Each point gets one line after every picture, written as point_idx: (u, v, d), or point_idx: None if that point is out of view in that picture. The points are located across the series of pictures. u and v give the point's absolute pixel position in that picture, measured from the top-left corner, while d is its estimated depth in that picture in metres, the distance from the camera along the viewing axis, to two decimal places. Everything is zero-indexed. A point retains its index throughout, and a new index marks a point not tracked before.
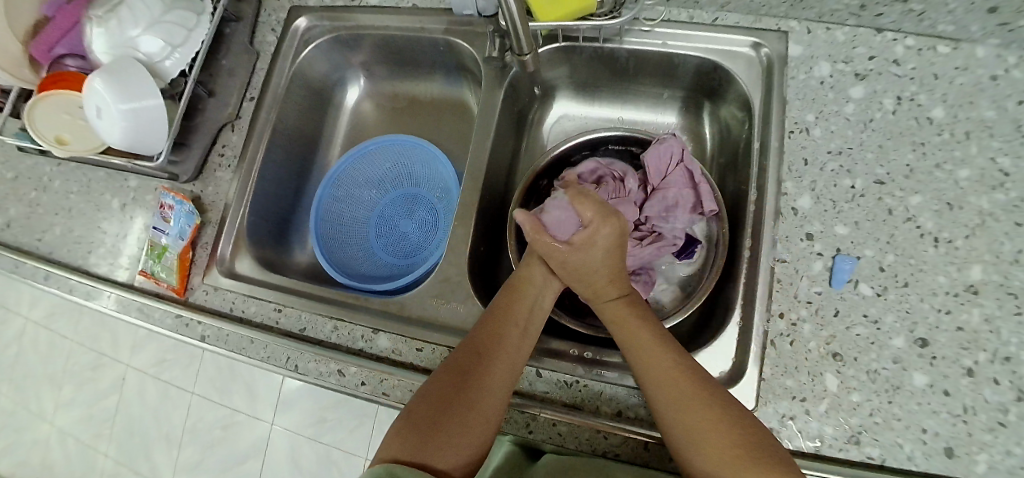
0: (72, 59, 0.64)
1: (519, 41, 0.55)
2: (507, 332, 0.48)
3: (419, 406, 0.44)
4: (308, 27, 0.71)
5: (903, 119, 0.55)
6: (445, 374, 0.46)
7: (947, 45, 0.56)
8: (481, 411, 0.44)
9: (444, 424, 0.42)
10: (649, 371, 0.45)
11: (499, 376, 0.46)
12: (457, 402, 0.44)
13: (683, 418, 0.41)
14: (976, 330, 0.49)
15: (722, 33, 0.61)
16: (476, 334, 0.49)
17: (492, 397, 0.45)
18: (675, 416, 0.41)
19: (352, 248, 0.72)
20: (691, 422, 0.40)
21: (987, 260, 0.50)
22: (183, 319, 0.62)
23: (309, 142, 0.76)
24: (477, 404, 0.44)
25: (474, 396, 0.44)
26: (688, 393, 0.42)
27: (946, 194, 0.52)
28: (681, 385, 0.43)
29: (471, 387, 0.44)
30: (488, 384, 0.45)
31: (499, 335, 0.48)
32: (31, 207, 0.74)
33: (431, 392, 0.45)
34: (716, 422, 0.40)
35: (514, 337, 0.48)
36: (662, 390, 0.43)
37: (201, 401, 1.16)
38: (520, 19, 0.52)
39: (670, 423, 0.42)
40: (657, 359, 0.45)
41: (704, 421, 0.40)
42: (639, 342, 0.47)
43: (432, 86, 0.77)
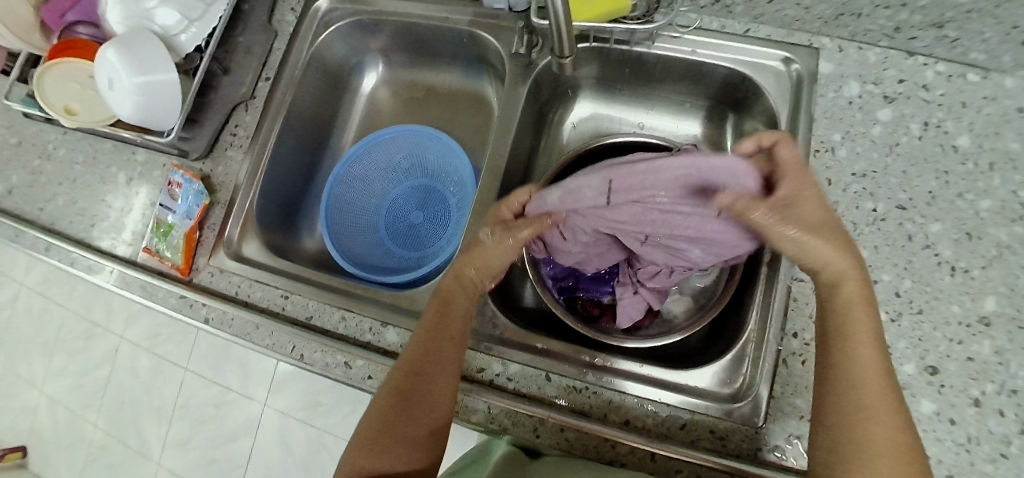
0: (84, 27, 0.63)
1: (562, 41, 0.52)
2: (440, 345, 0.46)
3: (366, 427, 0.45)
4: (328, 9, 0.69)
5: (929, 146, 0.55)
6: (385, 393, 0.45)
7: (978, 73, 0.56)
8: (425, 424, 0.44)
9: (389, 445, 0.43)
10: (870, 407, 0.36)
11: (440, 389, 0.45)
12: (401, 421, 0.44)
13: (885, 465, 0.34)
14: (985, 361, 0.49)
15: (752, 45, 0.60)
16: (411, 349, 0.47)
17: (436, 410, 0.45)
18: (868, 450, 0.35)
19: (361, 238, 0.71)
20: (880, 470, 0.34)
21: (1002, 292, 0.50)
22: (187, 300, 0.61)
23: (322, 126, 0.75)
24: (418, 419, 0.44)
25: (416, 414, 0.44)
26: (899, 433, 0.35)
27: (966, 224, 0.52)
28: (896, 427, 0.35)
29: (411, 405, 0.44)
30: (428, 401, 0.45)
31: (432, 352, 0.46)
32: (34, 175, 0.72)
33: (375, 412, 0.45)
34: (903, 456, 0.35)
35: (449, 352, 0.46)
36: (869, 421, 0.36)
37: (195, 377, 1.15)
38: (565, 16, 0.49)
39: (855, 463, 0.35)
40: (879, 394, 0.36)
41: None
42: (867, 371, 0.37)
43: (450, 78, 0.76)
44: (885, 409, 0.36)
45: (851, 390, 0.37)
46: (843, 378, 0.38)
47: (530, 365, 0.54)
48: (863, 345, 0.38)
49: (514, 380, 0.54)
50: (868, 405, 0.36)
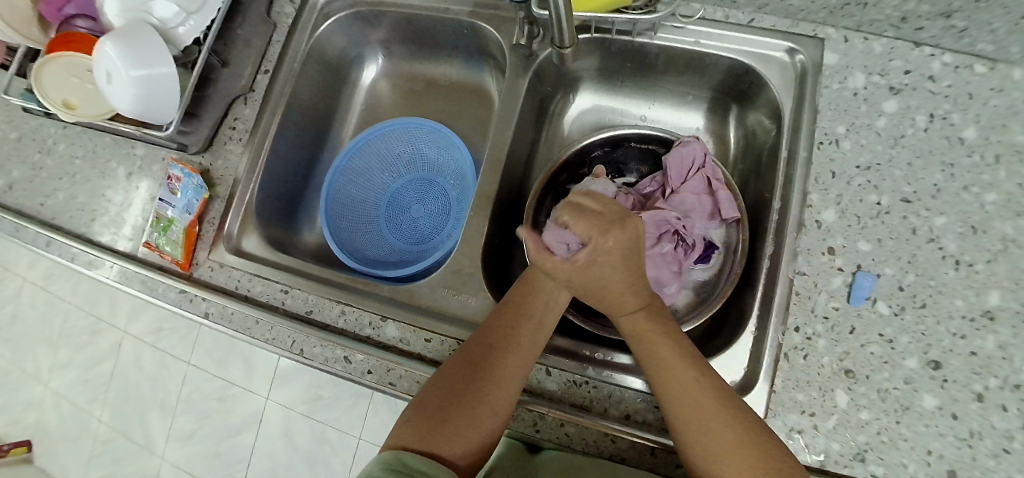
0: (82, 20, 0.62)
1: (562, 31, 0.52)
2: (522, 326, 0.47)
3: (427, 397, 0.44)
4: (327, 0, 0.68)
5: (935, 138, 0.54)
6: (455, 366, 0.45)
7: (985, 64, 0.55)
8: (490, 403, 0.43)
9: (451, 414, 0.42)
10: (681, 400, 0.42)
11: (513, 368, 0.45)
12: (466, 393, 0.43)
13: (718, 440, 0.40)
14: (989, 356, 0.48)
15: (756, 35, 0.59)
16: (488, 328, 0.47)
17: (503, 389, 0.44)
18: (698, 427, 0.41)
19: (361, 232, 0.70)
20: (710, 438, 0.40)
21: (1006, 286, 0.50)
22: (188, 294, 0.61)
23: (322, 119, 0.74)
24: (486, 395, 0.43)
25: (487, 390, 0.43)
26: (713, 408, 0.41)
27: (971, 217, 0.52)
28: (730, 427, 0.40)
29: (486, 378, 0.43)
30: (500, 379, 0.44)
31: (515, 331, 0.46)
32: (34, 169, 0.72)
33: (440, 382, 0.44)
34: (746, 449, 0.39)
35: (529, 335, 0.47)
36: (684, 414, 0.42)
37: (198, 371, 1.16)
38: (564, 9, 0.48)
39: (697, 447, 0.41)
40: (690, 390, 0.42)
41: (732, 446, 0.39)
42: (672, 370, 0.44)
43: (451, 69, 0.75)
44: (702, 398, 0.41)
45: (675, 387, 0.43)
46: (663, 378, 0.44)
47: None
48: (678, 364, 0.44)
49: None
50: (688, 405, 0.42)
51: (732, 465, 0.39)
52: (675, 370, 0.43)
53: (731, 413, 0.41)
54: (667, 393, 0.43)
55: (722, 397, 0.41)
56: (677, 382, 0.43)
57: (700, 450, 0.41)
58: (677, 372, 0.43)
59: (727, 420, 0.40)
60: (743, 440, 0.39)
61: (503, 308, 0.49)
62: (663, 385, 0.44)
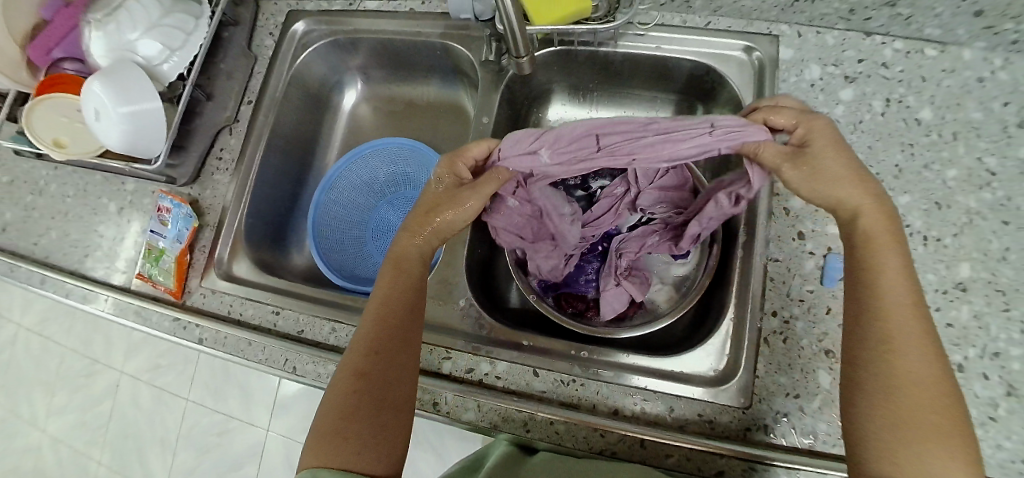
0: (70, 63, 0.64)
1: (516, 44, 0.55)
2: (394, 318, 0.48)
3: (327, 419, 0.43)
4: (305, 32, 0.71)
5: (892, 121, 0.56)
6: (345, 377, 0.45)
7: (935, 48, 0.58)
8: (388, 405, 0.44)
9: (354, 430, 0.42)
10: (909, 359, 0.36)
11: (399, 360, 0.46)
12: (363, 403, 0.44)
13: (913, 386, 0.35)
14: (965, 327, 0.50)
15: (713, 37, 0.62)
16: (365, 330, 0.48)
17: (393, 386, 0.45)
18: (893, 359, 0.36)
19: (348, 251, 0.72)
20: (908, 400, 0.35)
21: (975, 258, 0.52)
22: (182, 321, 0.62)
23: (306, 145, 0.77)
24: (383, 397, 0.44)
25: (378, 392, 0.44)
26: (932, 380, 0.35)
27: (935, 194, 0.54)
28: (924, 365, 0.36)
29: (373, 382, 0.45)
30: (390, 376, 0.46)
31: (385, 324, 0.48)
32: (27, 210, 0.74)
33: (333, 399, 0.44)
34: (938, 397, 0.35)
35: (399, 322, 0.48)
36: (899, 370, 0.36)
37: (197, 407, 1.15)
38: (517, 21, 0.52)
39: (879, 396, 0.36)
40: (914, 367, 0.36)
41: (931, 417, 0.34)
42: (896, 332, 0.37)
43: (428, 90, 0.78)
44: (928, 355, 0.36)
45: (898, 356, 0.36)
46: (875, 301, 0.38)
47: (518, 363, 0.54)
48: (906, 308, 0.38)
49: (503, 378, 0.54)
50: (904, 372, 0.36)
51: (911, 427, 0.34)
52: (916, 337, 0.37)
53: (947, 391, 0.35)
54: (887, 334, 0.37)
55: (936, 356, 0.36)
56: (901, 349, 0.36)
57: (873, 378, 0.37)
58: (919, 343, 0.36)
59: (934, 397, 0.35)
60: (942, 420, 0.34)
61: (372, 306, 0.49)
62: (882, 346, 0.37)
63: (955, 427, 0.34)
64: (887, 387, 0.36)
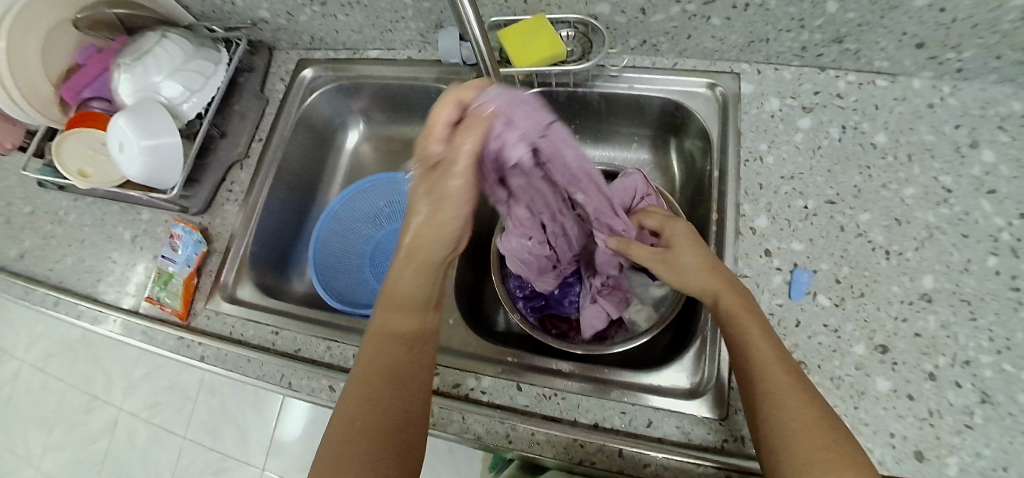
0: (97, 102, 0.72)
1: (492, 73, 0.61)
2: (404, 336, 0.45)
3: (327, 448, 0.41)
4: (313, 78, 0.79)
5: (849, 145, 0.61)
6: (345, 407, 0.43)
7: (886, 79, 0.63)
8: (400, 430, 0.43)
9: (363, 456, 0.40)
10: (779, 403, 0.42)
11: (411, 382, 0.44)
12: (369, 433, 0.41)
13: (793, 421, 0.41)
14: (933, 336, 0.52)
15: (680, 76, 0.68)
16: (371, 352, 0.45)
17: (407, 409, 0.44)
18: (761, 401, 0.43)
19: (346, 277, 0.76)
20: (800, 438, 0.40)
21: (938, 270, 0.54)
22: (184, 340, 0.65)
23: (310, 179, 0.82)
24: (395, 425, 0.42)
25: (392, 416, 0.42)
26: (808, 411, 0.41)
27: (894, 211, 0.57)
28: (801, 404, 0.41)
29: (384, 407, 0.43)
30: (400, 400, 0.43)
31: (390, 346, 0.45)
32: (46, 239, 0.78)
33: (334, 432, 0.42)
34: (818, 429, 0.40)
35: (404, 342, 0.45)
36: (781, 411, 0.41)
37: (192, 444, 1.15)
38: (490, 59, 0.59)
39: (779, 441, 0.40)
40: (790, 402, 0.41)
41: (818, 445, 0.39)
42: (772, 378, 0.43)
43: (424, 129, 0.84)
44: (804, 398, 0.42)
45: (778, 400, 0.42)
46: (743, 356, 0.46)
47: (502, 378, 0.56)
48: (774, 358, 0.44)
49: (488, 393, 0.56)
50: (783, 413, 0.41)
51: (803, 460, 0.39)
52: (783, 381, 0.43)
53: (828, 424, 0.40)
54: (761, 384, 0.43)
55: (812, 398, 0.42)
56: (775, 391, 0.42)
57: (765, 424, 0.42)
58: (787, 386, 0.42)
59: (813, 430, 0.40)
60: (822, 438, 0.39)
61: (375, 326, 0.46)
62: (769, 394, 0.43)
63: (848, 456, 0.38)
64: (771, 423, 0.42)
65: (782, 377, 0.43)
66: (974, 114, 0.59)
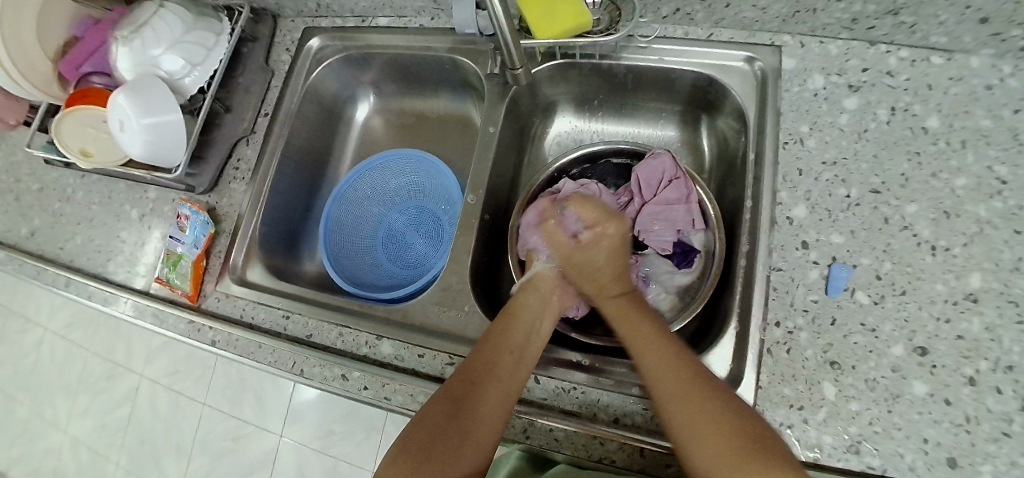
0: (98, 77, 0.67)
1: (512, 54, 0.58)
2: (505, 358, 0.50)
3: (414, 432, 0.46)
4: (320, 47, 0.74)
5: (898, 129, 0.56)
6: (438, 401, 0.48)
7: (941, 56, 0.58)
8: (472, 440, 0.46)
9: (438, 449, 0.45)
10: (671, 403, 0.45)
11: (496, 400, 0.48)
12: (450, 430, 0.46)
13: (695, 422, 0.43)
14: (976, 339, 0.49)
15: (715, 48, 0.62)
16: (472, 361, 0.51)
17: (484, 425, 0.47)
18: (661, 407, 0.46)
19: (359, 259, 0.74)
20: (708, 439, 0.42)
21: (987, 268, 0.51)
22: (195, 324, 0.64)
23: (319, 155, 0.79)
24: (470, 432, 0.46)
25: (473, 422, 0.46)
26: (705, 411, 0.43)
27: (944, 203, 0.53)
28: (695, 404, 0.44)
29: (467, 411, 0.47)
30: (483, 411, 0.47)
31: (494, 362, 0.50)
32: (55, 216, 0.77)
33: (423, 418, 0.47)
34: (722, 426, 0.42)
35: (508, 364, 0.50)
36: (688, 415, 0.44)
37: (211, 412, 1.18)
38: (510, 37, 0.55)
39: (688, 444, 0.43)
40: (700, 409, 0.43)
41: (724, 444, 0.41)
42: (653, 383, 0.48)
43: (438, 103, 0.79)
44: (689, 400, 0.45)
45: (671, 403, 0.45)
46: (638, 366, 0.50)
47: None
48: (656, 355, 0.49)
49: None
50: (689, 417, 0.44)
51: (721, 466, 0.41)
52: (664, 377, 0.47)
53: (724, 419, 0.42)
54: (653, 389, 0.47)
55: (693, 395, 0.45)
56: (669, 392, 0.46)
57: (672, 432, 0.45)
58: (694, 392, 0.45)
59: (719, 426, 0.42)
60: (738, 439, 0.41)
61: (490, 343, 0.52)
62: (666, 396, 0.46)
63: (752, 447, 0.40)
64: (679, 428, 0.44)
65: (661, 376, 0.47)
66: None
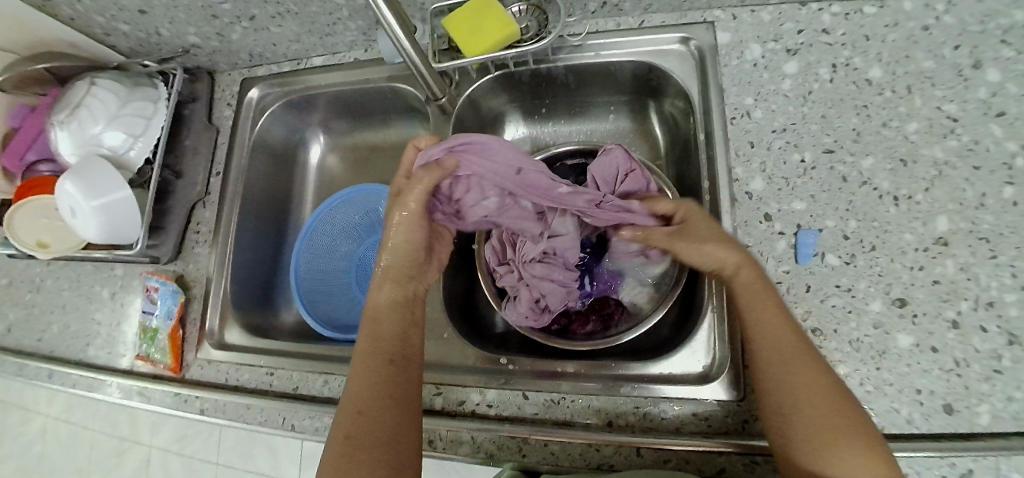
0: (45, 164, 0.66)
1: (433, 89, 0.61)
2: (385, 347, 0.50)
3: (329, 457, 0.44)
4: (260, 97, 0.73)
5: (842, 86, 0.56)
6: (344, 420, 0.46)
7: (874, 5, 0.58)
8: (393, 433, 0.45)
9: (358, 458, 0.43)
10: (800, 373, 0.42)
11: (399, 386, 0.48)
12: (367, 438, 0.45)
13: (817, 401, 0.41)
14: (953, 281, 0.49)
15: (650, 34, 0.62)
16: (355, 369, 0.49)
17: (395, 412, 0.46)
18: (785, 382, 0.43)
19: (336, 301, 0.73)
20: (818, 420, 0.41)
21: (952, 209, 0.50)
22: (182, 396, 0.64)
23: (281, 204, 0.78)
24: (384, 428, 0.45)
25: (378, 416, 0.46)
26: (825, 397, 0.41)
27: (898, 151, 0.53)
28: (819, 385, 0.42)
29: (370, 410, 0.46)
30: (388, 403, 0.47)
31: (375, 358, 0.49)
32: (28, 309, 0.76)
33: (336, 442, 0.45)
34: (836, 408, 0.41)
35: (387, 350, 0.50)
36: (801, 396, 0.42)
37: (226, 471, 1.17)
38: (422, 63, 0.55)
39: (807, 425, 0.41)
40: (815, 386, 0.42)
41: (844, 429, 0.40)
42: (789, 355, 0.43)
43: (389, 131, 0.79)
44: (817, 382, 0.42)
45: (800, 381, 0.42)
46: (762, 333, 0.45)
47: (507, 388, 0.54)
48: (782, 332, 0.44)
49: (495, 406, 0.54)
50: (804, 402, 0.41)
51: (825, 448, 0.40)
52: (785, 350, 0.43)
53: (841, 403, 0.41)
54: (777, 360, 0.43)
55: (826, 380, 0.42)
56: (795, 371, 0.42)
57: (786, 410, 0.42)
58: (810, 370, 0.42)
59: (835, 411, 0.41)
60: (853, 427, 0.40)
61: (362, 345, 0.50)
62: (782, 382, 0.43)
63: (868, 433, 0.40)
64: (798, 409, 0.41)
65: (793, 354, 0.43)
66: (974, 31, 0.54)
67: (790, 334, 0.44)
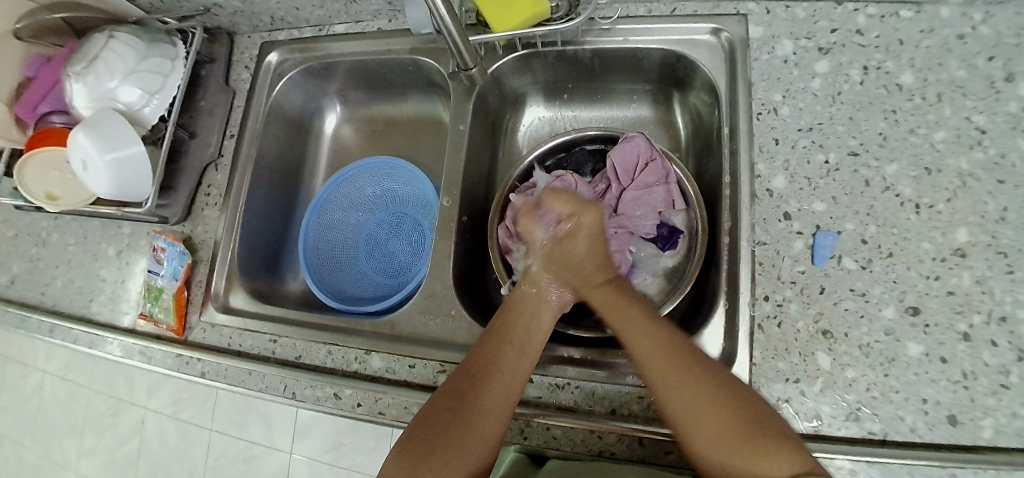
0: (57, 116, 0.65)
1: (461, 54, 0.58)
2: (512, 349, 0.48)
3: (415, 434, 0.43)
4: (279, 62, 0.72)
5: (872, 89, 0.55)
6: (442, 403, 0.45)
7: (910, 8, 0.56)
8: (480, 436, 0.43)
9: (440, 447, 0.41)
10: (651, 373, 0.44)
11: (505, 390, 0.45)
12: (457, 430, 0.42)
13: (684, 399, 0.41)
14: (968, 293, 0.48)
15: (680, 23, 0.61)
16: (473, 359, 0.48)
17: (493, 418, 0.44)
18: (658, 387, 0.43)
19: (343, 273, 0.73)
20: (700, 416, 0.40)
21: (973, 221, 0.50)
22: (184, 357, 0.64)
23: (293, 172, 0.77)
24: (478, 427, 0.43)
25: (479, 413, 0.44)
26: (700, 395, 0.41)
27: (924, 159, 0.52)
28: (686, 384, 0.42)
29: (473, 404, 0.44)
30: (490, 404, 0.44)
31: (498, 358, 0.47)
32: (33, 261, 0.76)
33: (428, 419, 0.44)
34: (723, 405, 0.40)
35: (511, 354, 0.48)
36: (668, 393, 0.42)
37: (220, 437, 1.17)
38: (460, 36, 0.55)
39: (689, 418, 0.40)
40: (682, 385, 0.42)
41: (719, 426, 0.39)
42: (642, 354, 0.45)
43: (406, 106, 0.78)
44: (691, 380, 0.42)
45: (654, 376, 0.43)
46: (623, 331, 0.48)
47: None
48: (640, 332, 0.46)
49: None
50: (692, 395, 0.41)
51: (721, 442, 0.38)
52: (641, 348, 0.45)
53: (722, 400, 0.40)
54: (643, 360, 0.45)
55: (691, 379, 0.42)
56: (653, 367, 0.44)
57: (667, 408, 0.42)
58: (677, 368, 0.43)
59: (715, 410, 0.40)
60: (736, 428, 0.38)
61: (493, 338, 0.49)
62: (650, 378, 0.44)
63: (748, 429, 0.38)
64: (677, 403, 0.41)
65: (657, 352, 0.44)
66: (1012, 41, 0.53)
67: (661, 336, 0.45)
